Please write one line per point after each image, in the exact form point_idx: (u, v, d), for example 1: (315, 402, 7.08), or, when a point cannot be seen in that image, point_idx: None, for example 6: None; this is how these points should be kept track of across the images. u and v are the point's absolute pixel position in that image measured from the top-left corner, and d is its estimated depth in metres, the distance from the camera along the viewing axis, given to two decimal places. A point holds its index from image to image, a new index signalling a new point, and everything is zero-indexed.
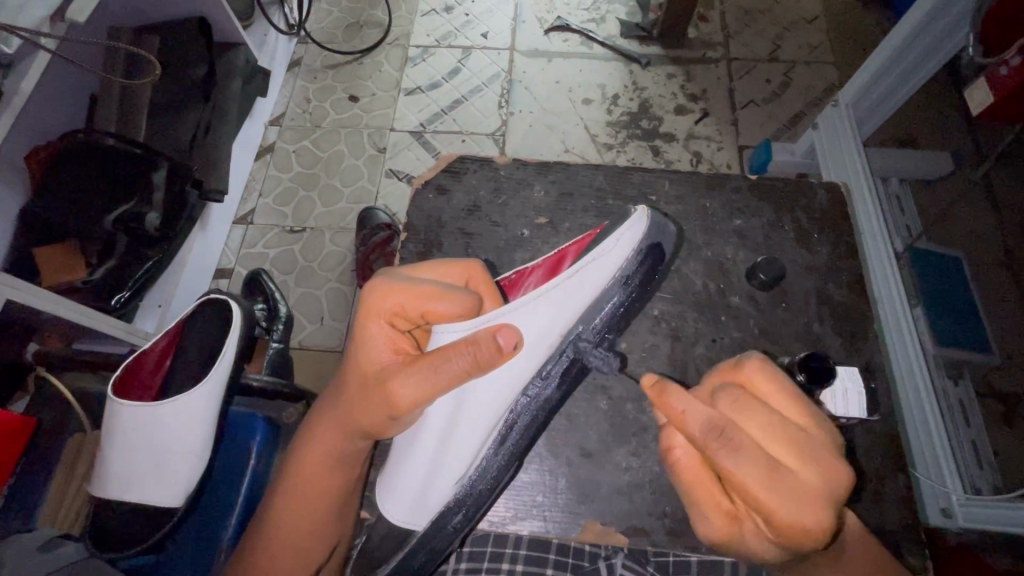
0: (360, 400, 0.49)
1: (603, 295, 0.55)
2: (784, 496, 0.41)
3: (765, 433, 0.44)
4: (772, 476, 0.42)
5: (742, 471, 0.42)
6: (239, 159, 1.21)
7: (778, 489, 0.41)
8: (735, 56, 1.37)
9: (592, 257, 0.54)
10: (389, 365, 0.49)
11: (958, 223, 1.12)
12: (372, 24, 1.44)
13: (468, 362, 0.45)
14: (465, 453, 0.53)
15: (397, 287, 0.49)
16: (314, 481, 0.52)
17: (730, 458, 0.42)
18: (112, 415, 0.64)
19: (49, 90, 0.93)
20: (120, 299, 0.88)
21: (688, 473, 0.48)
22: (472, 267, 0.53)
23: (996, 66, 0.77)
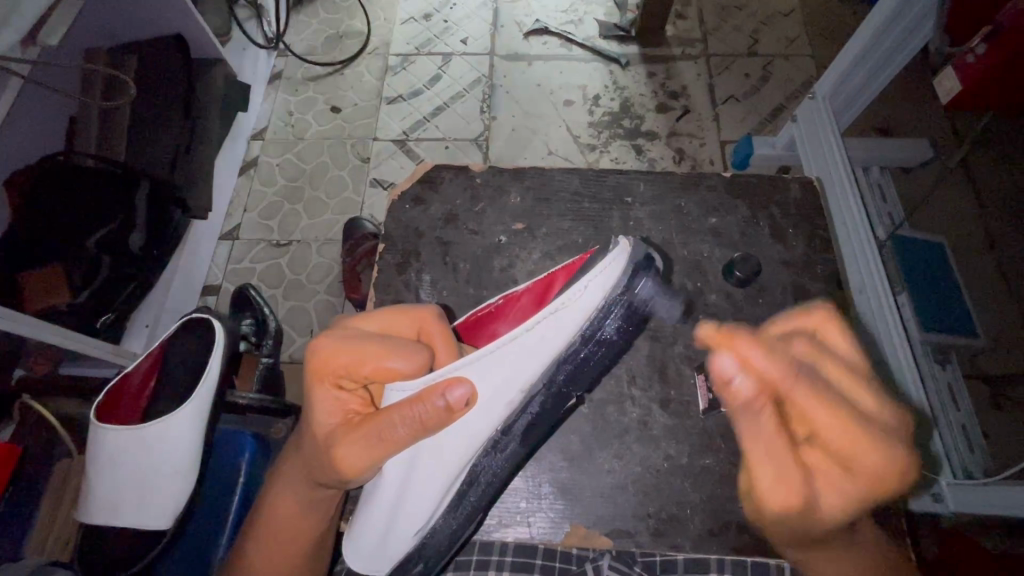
0: (313, 459, 0.49)
1: (575, 339, 0.53)
2: (877, 439, 0.50)
3: (834, 411, 0.50)
4: (845, 420, 0.50)
5: (814, 408, 0.50)
6: (221, 174, 1.21)
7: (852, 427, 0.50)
8: (713, 53, 1.38)
9: (561, 304, 0.51)
10: (336, 428, 0.49)
11: (937, 209, 1.14)
12: (352, 34, 1.44)
13: (410, 426, 0.46)
14: (421, 510, 0.52)
15: (339, 347, 0.49)
16: (287, 513, 0.52)
17: (810, 394, 0.50)
18: (99, 440, 0.64)
19: (26, 113, 0.92)
20: (105, 322, 0.89)
21: (757, 430, 0.51)
22: (425, 316, 0.52)
23: (964, 54, 0.78)
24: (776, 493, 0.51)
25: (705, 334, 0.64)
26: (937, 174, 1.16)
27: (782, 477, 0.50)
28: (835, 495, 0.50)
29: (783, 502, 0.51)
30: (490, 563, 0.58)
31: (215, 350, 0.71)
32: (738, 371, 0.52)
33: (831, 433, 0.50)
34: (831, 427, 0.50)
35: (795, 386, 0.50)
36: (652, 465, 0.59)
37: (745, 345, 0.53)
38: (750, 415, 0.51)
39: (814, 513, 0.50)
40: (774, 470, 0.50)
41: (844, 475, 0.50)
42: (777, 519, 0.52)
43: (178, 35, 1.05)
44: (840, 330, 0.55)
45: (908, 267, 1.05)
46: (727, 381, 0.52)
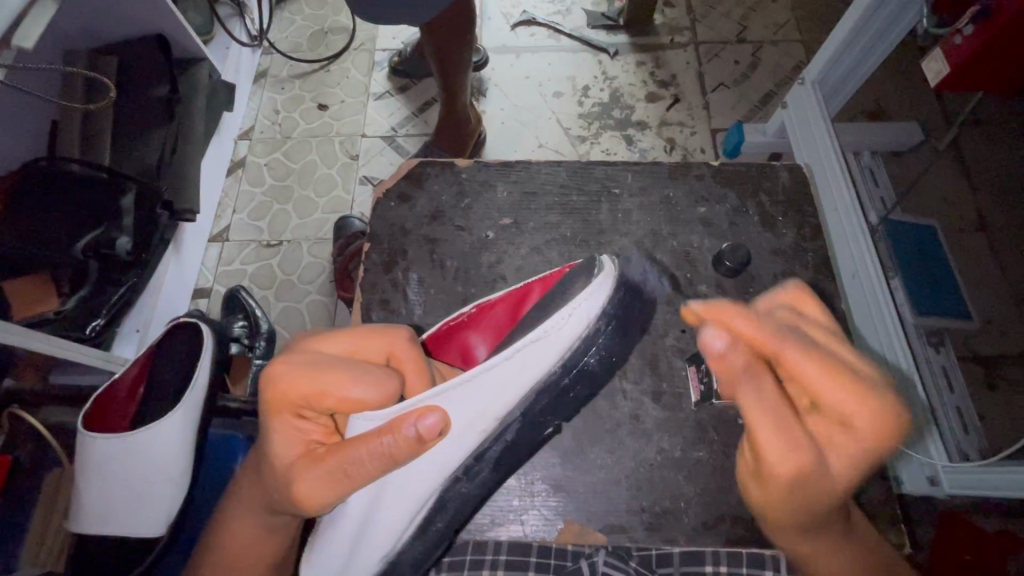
0: (272, 483, 0.48)
1: (550, 370, 0.52)
2: (864, 387, 0.40)
3: (819, 369, 0.41)
4: (835, 374, 0.41)
5: (805, 363, 0.41)
6: (209, 175, 1.19)
7: (849, 384, 0.41)
8: (701, 40, 1.37)
9: (542, 335, 0.50)
10: (296, 463, 0.47)
11: (930, 192, 1.13)
12: (337, 30, 1.42)
13: (380, 458, 0.44)
14: (387, 531, 0.51)
15: (296, 380, 0.45)
16: (245, 530, 0.53)
17: (803, 352, 0.41)
18: (85, 450, 0.64)
19: (6, 117, 0.91)
20: (94, 327, 0.86)
21: (759, 396, 0.41)
22: (394, 340, 0.50)
23: (952, 35, 0.77)
24: (779, 454, 0.40)
25: (695, 326, 0.64)
26: (928, 157, 1.16)
27: (786, 433, 0.40)
28: (839, 448, 0.41)
29: (791, 466, 0.40)
30: (484, 562, 0.58)
31: (199, 361, 0.70)
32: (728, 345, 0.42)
33: (841, 403, 0.40)
34: (829, 392, 0.41)
35: (786, 345, 0.41)
36: (645, 459, 0.59)
37: (723, 308, 0.44)
38: (753, 382, 0.42)
39: (818, 475, 0.41)
40: (774, 428, 0.40)
41: (849, 435, 0.41)
42: (781, 485, 0.42)
43: (159, 34, 1.03)
44: (818, 304, 0.48)
45: (903, 251, 1.04)
46: (717, 353, 0.43)
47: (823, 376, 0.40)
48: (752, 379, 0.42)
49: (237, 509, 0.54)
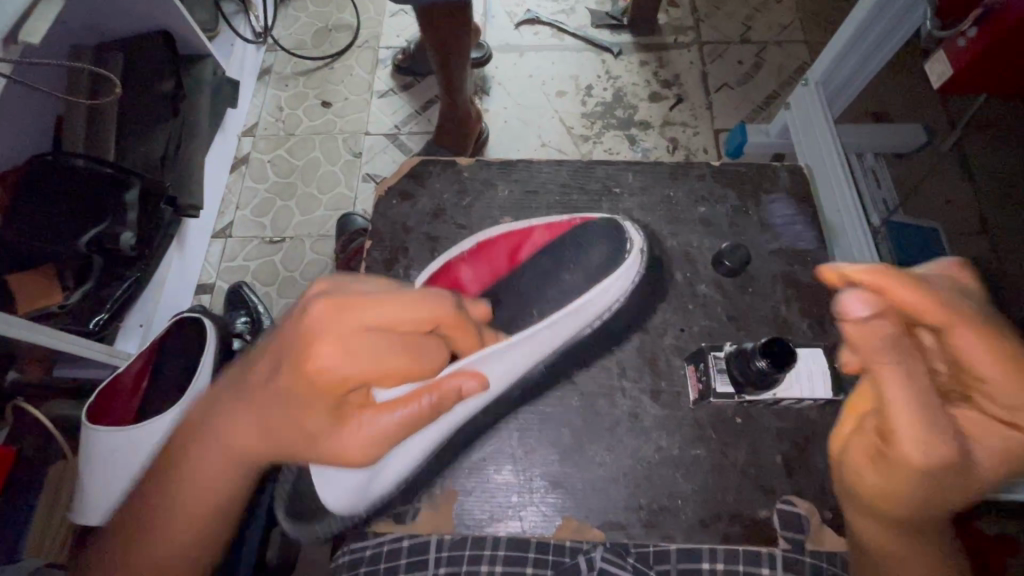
0: (290, 441, 0.45)
1: (570, 338, 0.60)
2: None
3: (986, 357, 0.42)
4: (998, 361, 0.42)
5: (972, 349, 0.43)
6: (213, 172, 1.19)
7: (1009, 368, 0.42)
8: (705, 40, 1.37)
9: (575, 307, 0.58)
10: (324, 425, 0.45)
11: (933, 194, 1.13)
12: (341, 27, 1.42)
13: (416, 413, 0.45)
14: (398, 466, 0.53)
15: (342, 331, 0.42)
16: (216, 481, 0.47)
17: (971, 332, 0.42)
18: (88, 443, 0.64)
19: (12, 113, 0.91)
20: (99, 322, 0.87)
21: (906, 374, 0.42)
22: (443, 311, 0.45)
23: (955, 38, 0.77)
24: (926, 443, 0.42)
25: (695, 325, 0.64)
26: (931, 159, 1.16)
27: (931, 422, 0.42)
28: (996, 440, 0.44)
29: (933, 454, 0.42)
30: (483, 556, 0.57)
31: (203, 356, 0.70)
32: (877, 314, 0.42)
33: (1010, 389, 0.43)
34: (995, 379, 0.43)
35: (949, 319, 0.42)
36: (643, 457, 0.59)
37: (893, 278, 0.42)
38: (904, 358, 0.43)
39: (963, 467, 0.43)
40: (924, 413, 0.42)
41: (1007, 428, 0.43)
42: (930, 476, 0.43)
43: (165, 30, 1.04)
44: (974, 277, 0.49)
45: (904, 252, 1.05)
46: (867, 330, 0.42)
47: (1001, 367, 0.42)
48: (901, 360, 0.42)
49: (202, 459, 0.46)
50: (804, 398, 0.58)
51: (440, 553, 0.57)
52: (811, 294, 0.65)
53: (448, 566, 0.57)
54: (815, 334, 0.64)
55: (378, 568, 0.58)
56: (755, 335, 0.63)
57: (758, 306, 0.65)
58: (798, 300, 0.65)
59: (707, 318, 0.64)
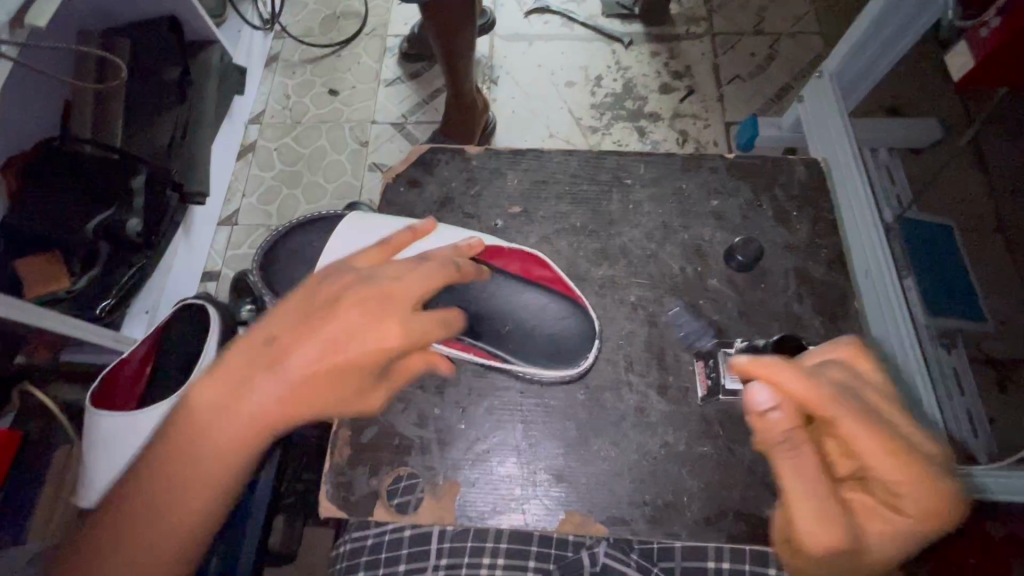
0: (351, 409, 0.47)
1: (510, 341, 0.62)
2: (928, 471, 0.43)
3: (877, 445, 0.42)
4: (893, 452, 0.42)
5: (866, 438, 0.42)
6: (220, 159, 1.19)
7: (903, 460, 0.42)
8: (718, 31, 1.35)
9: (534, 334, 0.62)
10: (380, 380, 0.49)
11: (948, 191, 1.11)
12: (350, 15, 1.41)
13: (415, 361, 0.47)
14: None
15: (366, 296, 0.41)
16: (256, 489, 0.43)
17: (860, 422, 0.42)
18: (93, 427, 0.65)
19: (20, 97, 0.91)
20: (104, 308, 0.87)
21: (800, 467, 0.42)
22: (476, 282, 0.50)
23: (977, 27, 0.76)
24: (821, 532, 0.41)
25: (705, 319, 0.63)
26: (947, 154, 1.13)
27: (826, 513, 0.41)
28: (880, 526, 0.43)
29: (826, 543, 0.42)
30: (485, 549, 0.59)
31: (209, 341, 0.70)
32: (777, 407, 0.41)
33: (893, 473, 0.43)
34: (885, 469, 0.42)
35: (838, 411, 0.42)
36: (648, 452, 0.58)
37: (783, 371, 0.42)
38: (796, 450, 0.42)
39: (856, 554, 0.43)
40: (817, 507, 0.42)
41: (894, 515, 0.43)
42: (826, 562, 0.43)
43: (172, 16, 1.03)
44: (871, 362, 0.49)
45: (915, 250, 1.04)
46: (764, 421, 0.42)
47: (887, 455, 0.42)
48: (796, 449, 0.42)
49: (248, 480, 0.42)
50: None
51: (442, 545, 0.59)
52: (823, 290, 0.64)
53: (450, 558, 0.59)
54: (827, 330, 0.62)
55: (379, 557, 0.60)
56: (765, 330, 0.62)
57: (769, 301, 0.64)
58: (811, 296, 0.64)
59: (717, 312, 0.63)
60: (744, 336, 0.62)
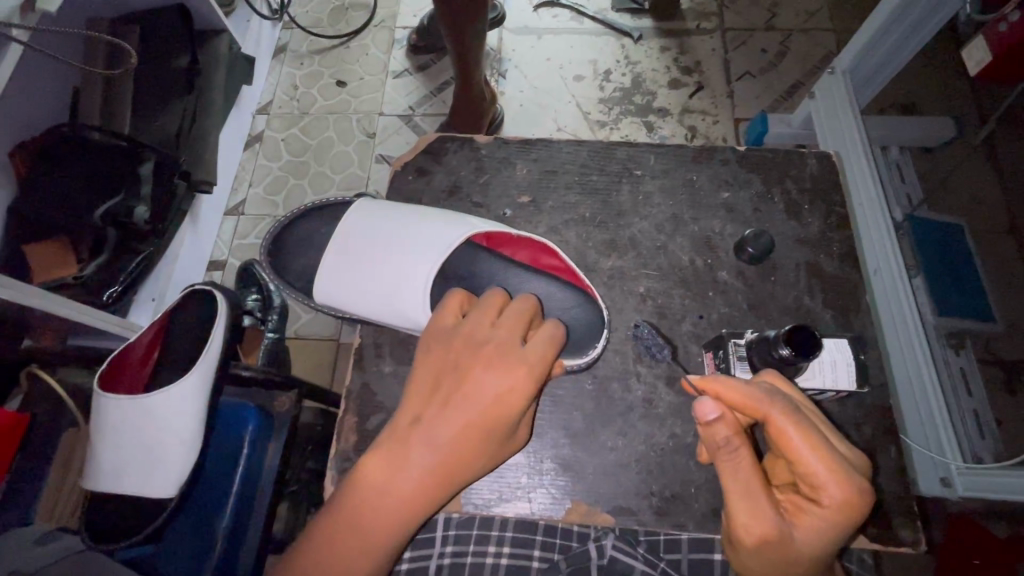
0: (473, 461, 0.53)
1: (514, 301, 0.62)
2: (837, 461, 0.42)
3: (804, 439, 0.43)
4: (817, 446, 0.43)
5: (796, 434, 0.43)
6: (227, 148, 1.19)
7: (829, 456, 0.43)
8: (729, 26, 1.33)
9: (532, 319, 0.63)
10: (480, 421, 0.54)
11: (960, 190, 1.10)
12: (358, 5, 1.40)
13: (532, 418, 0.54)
14: None
15: (494, 358, 0.50)
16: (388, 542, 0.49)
17: (790, 416, 0.43)
18: (100, 410, 0.65)
19: (30, 84, 0.91)
20: (111, 295, 0.86)
21: (737, 470, 0.43)
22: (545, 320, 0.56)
23: (996, 22, 0.74)
24: (748, 519, 0.43)
25: (714, 312, 0.63)
26: (959, 153, 1.12)
27: (754, 502, 0.43)
28: (807, 521, 0.43)
29: (756, 532, 0.43)
30: (490, 537, 0.59)
31: (215, 327, 0.70)
32: (715, 416, 0.44)
33: (808, 464, 0.43)
34: (811, 464, 0.43)
35: (769, 408, 0.44)
36: (656, 443, 0.58)
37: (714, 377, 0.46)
38: (732, 452, 0.44)
39: (784, 548, 0.43)
40: (747, 503, 0.43)
41: (817, 508, 0.43)
42: (754, 553, 0.44)
43: (181, 5, 1.03)
44: (789, 384, 0.50)
45: (925, 249, 1.03)
46: (707, 430, 0.44)
47: (808, 449, 0.43)
48: (736, 456, 0.43)
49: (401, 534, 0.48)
50: (826, 388, 0.55)
51: (447, 533, 0.59)
52: (834, 285, 0.64)
53: (455, 545, 0.59)
54: (837, 325, 0.62)
55: None
56: (775, 323, 0.62)
57: (779, 295, 0.63)
58: (821, 290, 0.63)
59: (727, 305, 0.63)
60: (754, 329, 0.61)
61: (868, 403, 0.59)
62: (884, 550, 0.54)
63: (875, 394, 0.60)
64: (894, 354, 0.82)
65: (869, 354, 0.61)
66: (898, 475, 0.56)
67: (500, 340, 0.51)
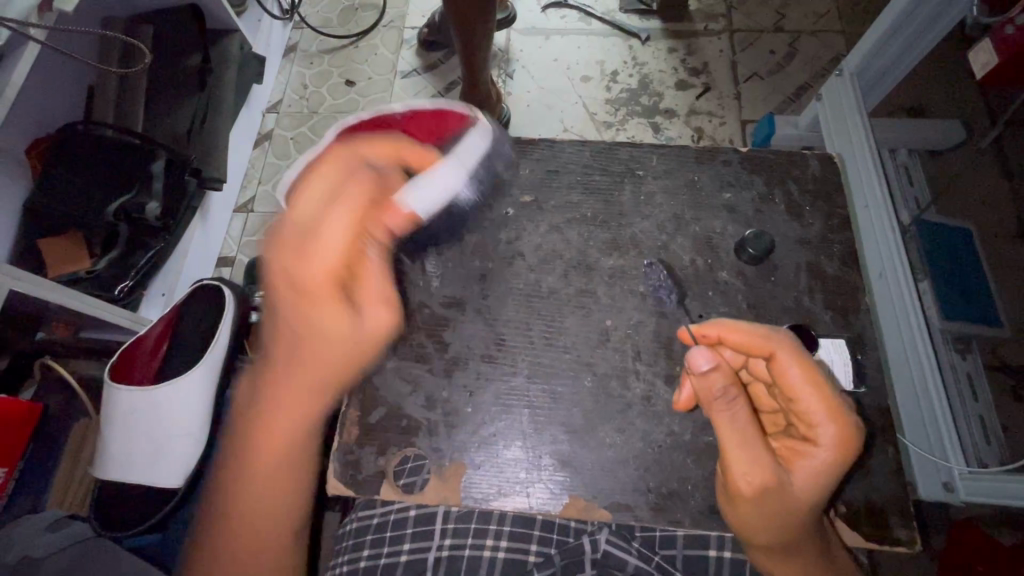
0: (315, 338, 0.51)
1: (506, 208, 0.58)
2: (836, 402, 0.47)
3: (804, 380, 0.48)
4: (818, 389, 0.48)
5: (796, 377, 0.48)
6: (237, 146, 1.21)
7: (827, 397, 0.47)
8: (737, 28, 1.33)
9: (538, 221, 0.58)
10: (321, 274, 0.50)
11: (968, 194, 1.09)
12: (368, 6, 1.42)
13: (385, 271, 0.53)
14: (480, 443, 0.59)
15: (285, 243, 0.50)
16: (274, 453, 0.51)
17: (793, 360, 0.48)
18: (110, 400, 0.66)
19: (46, 81, 0.93)
20: (121, 289, 0.88)
21: (735, 420, 0.46)
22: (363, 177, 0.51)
23: (1003, 26, 0.76)
24: (750, 466, 0.46)
25: (714, 311, 0.63)
26: (967, 156, 1.11)
27: (755, 450, 0.46)
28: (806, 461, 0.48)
29: (757, 481, 0.45)
30: (488, 531, 0.60)
31: (223, 321, 0.73)
32: (713, 369, 0.46)
33: (814, 407, 0.47)
34: (809, 403, 0.48)
35: (779, 348, 0.48)
36: (654, 441, 0.58)
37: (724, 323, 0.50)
38: (730, 403, 0.46)
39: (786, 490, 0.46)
40: (750, 452, 0.46)
41: (815, 448, 0.47)
42: (754, 505, 0.46)
43: (193, 4, 1.04)
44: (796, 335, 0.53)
45: (932, 253, 1.02)
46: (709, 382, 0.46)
47: (808, 389, 0.47)
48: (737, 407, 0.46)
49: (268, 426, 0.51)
50: None
51: (446, 525, 0.61)
52: (835, 286, 0.64)
53: (453, 538, 0.60)
54: (838, 326, 0.62)
55: (384, 535, 0.61)
56: (774, 324, 0.62)
57: (779, 295, 0.63)
58: (822, 291, 0.64)
59: (727, 305, 0.63)
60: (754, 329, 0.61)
61: (867, 404, 0.59)
62: (881, 551, 0.55)
63: (875, 396, 0.60)
64: (898, 357, 0.82)
65: (868, 355, 0.61)
66: (895, 475, 0.56)
67: (301, 204, 0.50)
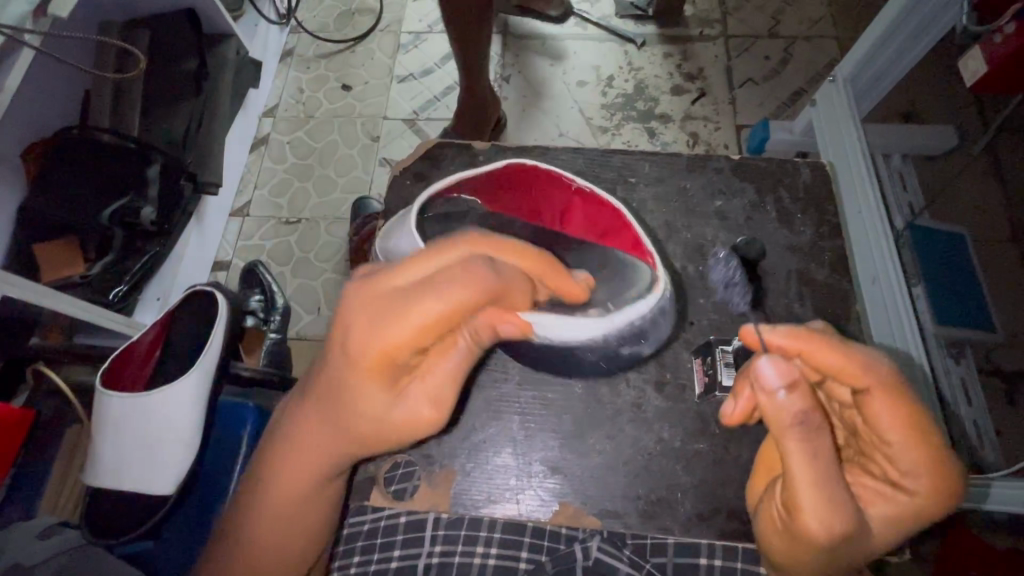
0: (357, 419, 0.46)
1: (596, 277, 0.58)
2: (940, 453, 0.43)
3: (902, 420, 0.42)
4: (923, 434, 0.43)
5: (892, 413, 0.43)
6: (233, 151, 1.21)
7: (929, 445, 0.43)
8: (732, 34, 1.34)
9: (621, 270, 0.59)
10: (388, 353, 0.42)
11: (961, 199, 1.10)
12: (364, 11, 1.42)
13: (462, 359, 0.46)
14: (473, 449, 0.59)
15: (367, 301, 0.43)
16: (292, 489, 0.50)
17: (892, 395, 0.43)
18: (102, 407, 0.66)
19: (42, 85, 0.93)
20: (118, 294, 0.89)
21: (809, 448, 0.41)
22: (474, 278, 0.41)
23: (992, 33, 0.76)
24: (825, 511, 0.41)
25: (704, 318, 0.63)
26: (960, 161, 1.12)
27: (831, 490, 0.41)
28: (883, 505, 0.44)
29: (831, 527, 0.41)
30: (478, 539, 0.59)
31: (215, 327, 0.72)
32: (793, 399, 0.41)
33: (908, 451, 0.43)
34: (902, 445, 0.43)
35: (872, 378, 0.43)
36: (644, 447, 0.58)
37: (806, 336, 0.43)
38: (807, 429, 0.41)
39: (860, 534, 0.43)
40: (826, 490, 0.41)
41: (901, 495, 0.44)
42: (817, 547, 0.43)
43: (190, 9, 1.04)
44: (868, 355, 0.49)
45: (926, 258, 1.03)
46: (785, 410, 0.41)
47: (908, 432, 0.42)
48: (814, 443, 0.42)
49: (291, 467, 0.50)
50: None
51: (436, 532, 0.60)
52: (825, 293, 0.64)
53: (443, 545, 0.60)
54: None
55: (375, 542, 0.61)
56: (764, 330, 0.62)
57: (770, 302, 0.63)
58: (813, 298, 0.64)
59: (717, 311, 0.63)
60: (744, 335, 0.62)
61: None
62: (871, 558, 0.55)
63: None
64: None
65: None
66: None
67: (394, 275, 0.43)
